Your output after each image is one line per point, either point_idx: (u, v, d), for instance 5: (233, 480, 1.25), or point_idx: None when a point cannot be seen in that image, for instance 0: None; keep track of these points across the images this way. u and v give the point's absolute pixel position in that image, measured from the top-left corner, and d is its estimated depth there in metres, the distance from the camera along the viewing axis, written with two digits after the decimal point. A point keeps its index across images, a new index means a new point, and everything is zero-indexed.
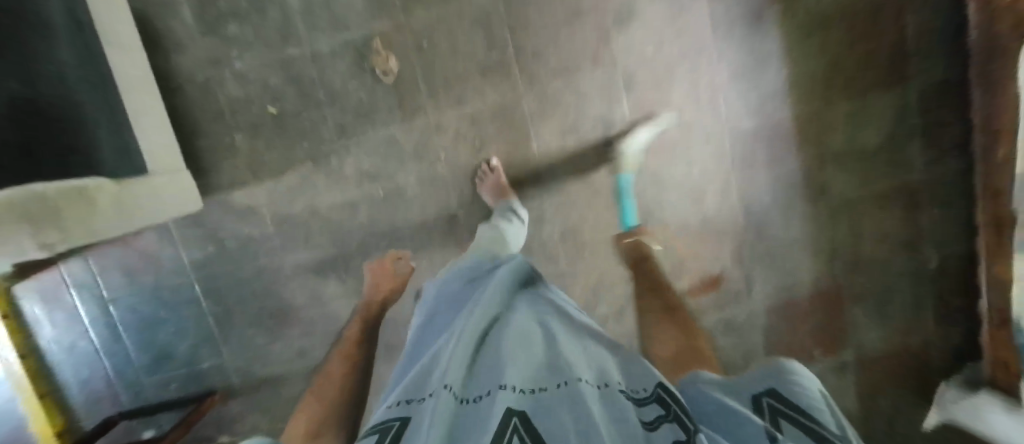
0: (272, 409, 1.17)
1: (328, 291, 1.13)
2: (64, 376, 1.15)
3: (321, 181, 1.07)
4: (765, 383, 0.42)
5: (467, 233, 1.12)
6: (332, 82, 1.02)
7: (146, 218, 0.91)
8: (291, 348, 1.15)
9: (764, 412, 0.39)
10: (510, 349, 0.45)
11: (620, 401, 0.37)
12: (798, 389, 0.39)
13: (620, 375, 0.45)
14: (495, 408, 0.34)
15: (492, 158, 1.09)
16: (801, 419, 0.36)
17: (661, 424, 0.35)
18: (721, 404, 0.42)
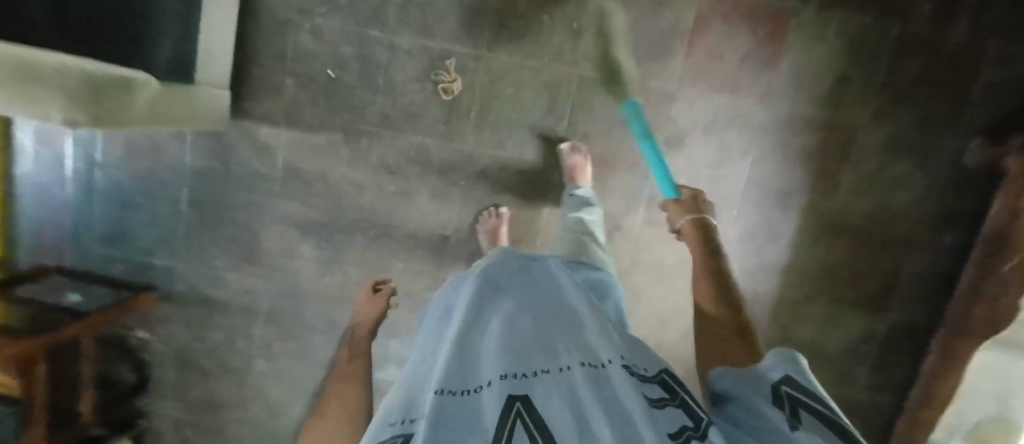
0: (200, 330, 1.18)
1: (301, 250, 1.14)
2: (24, 212, 1.12)
3: (343, 154, 1.09)
4: (777, 370, 0.40)
5: (450, 259, 1.16)
6: (396, 75, 1.05)
7: (178, 127, 0.91)
8: (243, 285, 1.15)
9: (780, 401, 0.36)
10: (502, 333, 0.39)
11: (624, 380, 0.33)
12: (806, 378, 0.38)
13: (621, 346, 0.40)
14: (493, 401, 0.30)
15: (503, 206, 1.12)
16: (818, 410, 0.34)
17: (665, 406, 0.32)
18: (737, 393, 0.39)
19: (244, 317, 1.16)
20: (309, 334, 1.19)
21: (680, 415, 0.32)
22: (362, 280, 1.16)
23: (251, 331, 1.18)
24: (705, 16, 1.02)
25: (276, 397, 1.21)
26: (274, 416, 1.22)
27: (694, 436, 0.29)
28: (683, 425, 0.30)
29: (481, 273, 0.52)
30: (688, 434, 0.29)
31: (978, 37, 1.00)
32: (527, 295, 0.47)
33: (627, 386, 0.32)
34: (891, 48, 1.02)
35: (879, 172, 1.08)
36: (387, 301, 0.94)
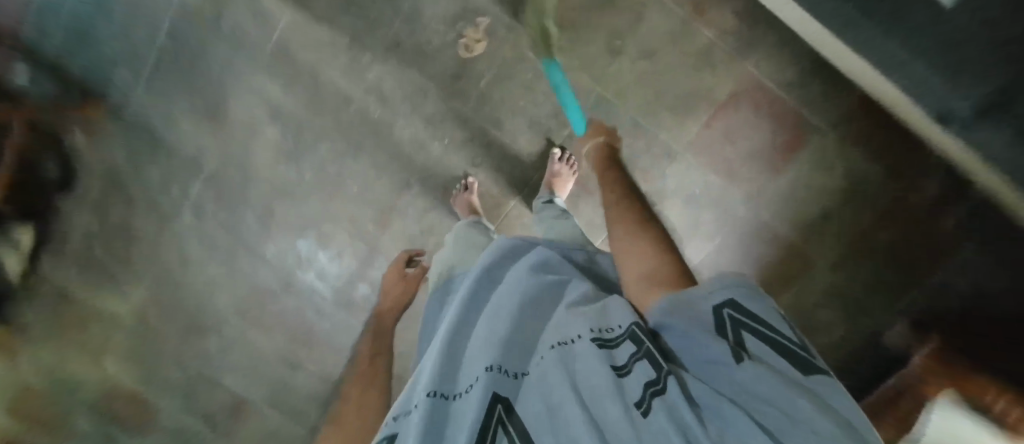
0: (138, 160, 1.15)
1: (265, 131, 1.11)
2: None
3: (341, 59, 1.05)
4: (718, 290, 0.38)
5: (403, 205, 1.16)
6: (424, 8, 1.00)
7: None
8: (196, 138, 1.12)
9: (726, 329, 0.36)
10: (491, 324, 0.44)
11: (591, 353, 0.36)
12: (752, 298, 0.38)
13: (596, 312, 0.43)
14: (474, 402, 0.36)
15: (470, 179, 1.10)
16: (768, 339, 0.34)
17: (632, 364, 0.35)
18: (680, 317, 0.38)
19: (187, 168, 1.15)
20: (245, 211, 1.18)
21: (645, 367, 0.34)
22: (313, 186, 1.15)
23: (190, 183, 1.16)
24: (738, 96, 1.01)
25: (192, 253, 1.22)
26: (183, 268, 1.23)
27: (656, 391, 0.32)
28: (645, 381, 0.33)
29: (479, 268, 0.57)
30: (651, 390, 0.32)
31: (958, 235, 1.03)
32: (516, 279, 0.51)
33: (591, 359, 0.36)
34: (880, 207, 1.03)
35: (812, 308, 1.13)
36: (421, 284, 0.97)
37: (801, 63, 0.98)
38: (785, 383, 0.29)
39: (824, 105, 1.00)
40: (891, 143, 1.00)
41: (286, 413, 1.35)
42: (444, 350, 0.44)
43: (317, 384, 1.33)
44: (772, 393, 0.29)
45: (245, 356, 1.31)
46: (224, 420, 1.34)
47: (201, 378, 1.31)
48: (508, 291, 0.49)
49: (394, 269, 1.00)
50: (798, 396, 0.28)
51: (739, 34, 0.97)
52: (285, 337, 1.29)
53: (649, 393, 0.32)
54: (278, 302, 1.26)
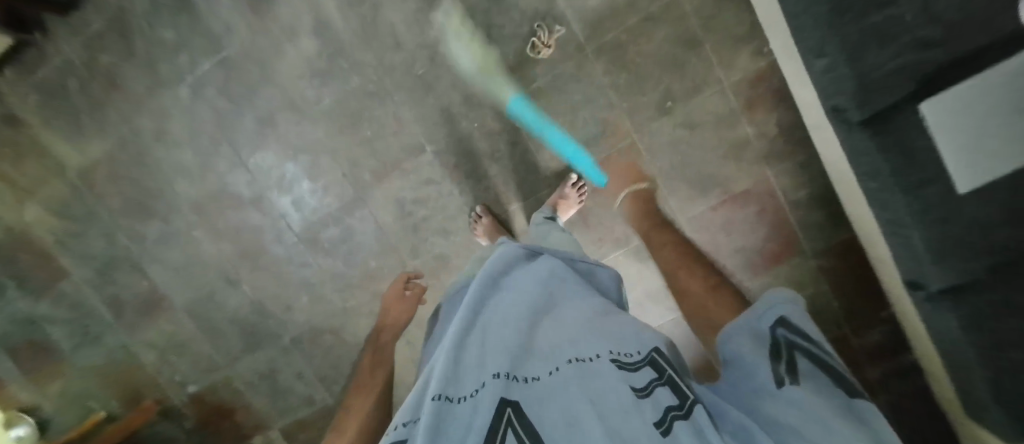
0: (161, 16, 1.09)
1: (302, 40, 1.07)
2: None
3: (408, 5, 1.02)
4: (769, 314, 0.48)
5: (407, 167, 1.13)
6: None
7: None
8: (229, 18, 1.07)
9: (782, 347, 0.45)
10: (503, 331, 0.47)
11: (612, 372, 0.40)
12: (802, 319, 0.47)
13: (611, 333, 0.47)
14: (486, 403, 0.37)
15: (479, 206, 1.13)
16: (812, 356, 0.44)
17: (651, 388, 0.40)
18: (736, 341, 0.48)
19: (207, 43, 1.09)
20: (245, 108, 1.12)
21: (665, 392, 0.40)
22: (326, 113, 1.11)
23: (203, 58, 1.10)
24: (750, 194, 1.07)
25: (173, 127, 1.15)
26: (156, 138, 1.16)
27: (677, 416, 0.37)
28: (668, 406, 0.38)
29: (484, 273, 0.58)
30: (671, 414, 0.37)
31: (881, 386, 1.11)
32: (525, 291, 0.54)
33: (615, 379, 0.39)
34: (823, 336, 1.13)
35: None
36: (415, 307, 0.96)
37: (814, 190, 1.04)
38: (817, 405, 0.38)
39: (818, 233, 1.07)
40: (855, 285, 1.09)
41: (199, 322, 1.27)
42: (449, 350, 0.45)
43: (243, 306, 1.25)
44: (800, 407, 0.38)
45: (181, 250, 1.23)
46: (135, 310, 1.28)
47: (128, 257, 1.24)
48: (520, 302, 0.51)
49: (393, 290, 0.99)
50: (828, 412, 0.37)
51: (774, 142, 1.02)
52: (231, 247, 1.21)
53: (670, 415, 0.37)
54: (239, 210, 1.19)
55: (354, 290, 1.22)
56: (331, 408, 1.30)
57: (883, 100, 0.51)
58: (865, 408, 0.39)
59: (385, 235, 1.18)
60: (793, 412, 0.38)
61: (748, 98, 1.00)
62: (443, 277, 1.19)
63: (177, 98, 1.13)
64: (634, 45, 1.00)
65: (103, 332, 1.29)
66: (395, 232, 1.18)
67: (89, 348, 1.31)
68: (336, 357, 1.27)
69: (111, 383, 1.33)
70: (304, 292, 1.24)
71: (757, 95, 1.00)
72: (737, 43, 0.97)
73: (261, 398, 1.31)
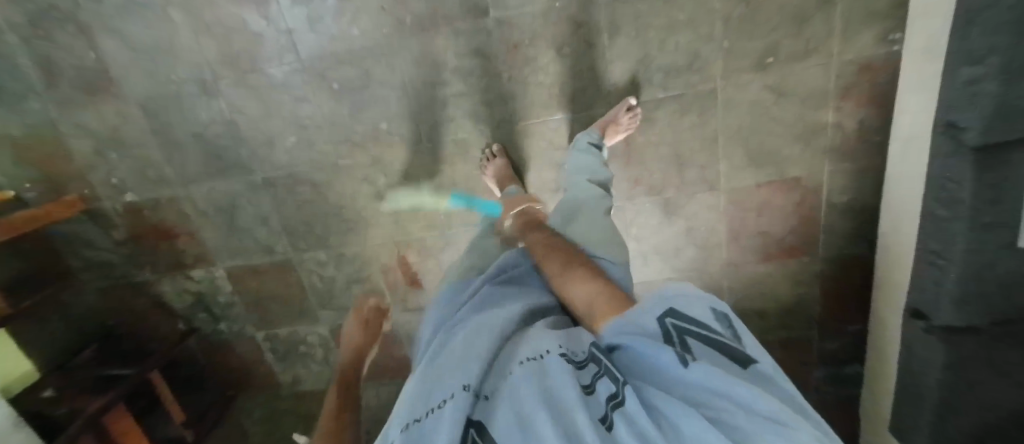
0: None
1: None
2: None
3: None
4: (658, 305, 0.43)
5: (459, 26, 0.95)
6: None
7: None
8: None
9: (671, 334, 0.40)
10: (467, 347, 0.47)
11: (557, 366, 0.40)
12: (691, 303, 0.42)
13: (562, 334, 0.48)
14: (445, 417, 0.36)
15: (494, 143, 1.05)
16: (715, 337, 0.39)
17: (595, 383, 0.39)
18: (631, 327, 0.43)
19: None
20: None
21: (607, 384, 0.38)
22: None
23: None
24: (798, 184, 1.03)
25: None
26: None
27: (617, 404, 0.36)
28: (605, 397, 0.37)
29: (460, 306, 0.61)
30: (611, 404, 0.36)
31: (818, 379, 1.24)
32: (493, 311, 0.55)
33: (552, 378, 0.39)
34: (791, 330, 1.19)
35: None
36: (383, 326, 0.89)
37: (857, 199, 1.03)
38: (732, 390, 0.33)
39: (839, 241, 1.07)
40: (846, 296, 1.13)
41: (154, 125, 1.06)
42: (420, 376, 0.45)
43: (215, 123, 1.05)
44: (725, 392, 0.33)
45: (148, 29, 0.98)
46: (72, 85, 1.03)
47: (74, 13, 0.97)
48: (476, 325, 0.51)
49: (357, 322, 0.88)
50: (744, 390, 0.32)
51: (848, 139, 0.97)
52: (215, 48, 0.98)
53: (610, 409, 0.35)
54: (236, 5, 0.95)
55: (353, 148, 1.07)
56: (291, 264, 1.19)
57: None
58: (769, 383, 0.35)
59: (408, 97, 1.01)
60: (707, 397, 0.33)
61: (848, 84, 0.92)
62: (458, 165, 1.07)
63: None
64: None
65: (25, 96, 1.04)
66: (420, 98, 1.01)
67: (5, 110, 1.06)
68: (311, 214, 1.13)
69: (26, 159, 1.10)
70: (293, 132, 1.06)
71: (858, 84, 0.92)
72: (871, 18, 0.86)
73: (211, 232, 1.16)
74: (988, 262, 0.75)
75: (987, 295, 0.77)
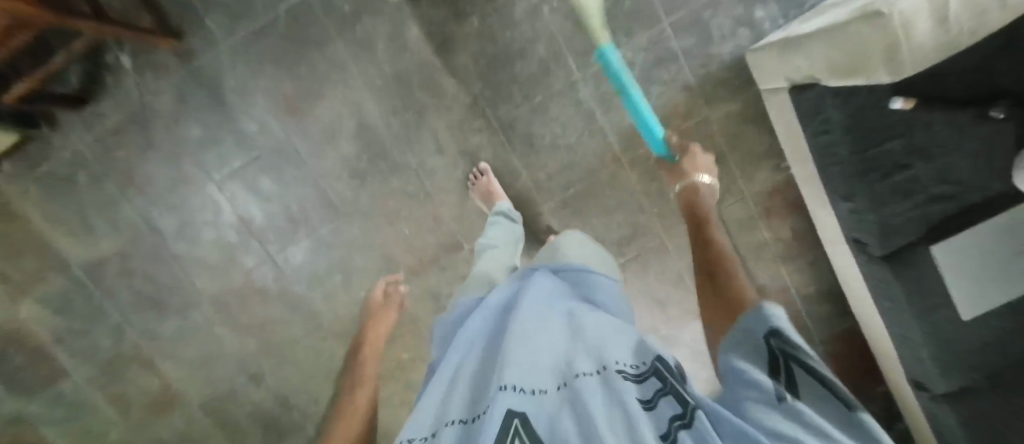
0: (186, 111, 1.03)
1: (342, 144, 1.06)
2: None
3: (453, 114, 1.05)
4: (763, 326, 0.41)
5: (443, 264, 1.14)
6: (551, 106, 1.04)
7: None
8: (259, 118, 1.04)
9: (776, 363, 0.38)
10: (515, 345, 0.45)
11: (623, 382, 0.39)
12: (790, 329, 0.40)
13: (615, 344, 0.46)
14: (498, 404, 0.37)
15: None
16: (818, 372, 0.37)
17: (656, 400, 0.38)
18: (731, 367, 0.41)
19: (239, 143, 1.05)
20: (276, 205, 1.10)
21: (671, 404, 0.38)
22: (363, 211, 1.11)
23: (233, 154, 1.06)
24: (767, 290, 1.16)
25: (195, 224, 1.11)
26: (177, 235, 1.11)
27: (681, 426, 0.35)
28: (670, 418, 0.36)
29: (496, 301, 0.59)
30: (676, 425, 0.35)
31: None
32: (549, 314, 0.53)
33: (618, 391, 0.37)
34: None
35: None
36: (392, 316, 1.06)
37: (823, 286, 1.15)
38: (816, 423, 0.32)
39: (825, 323, 1.17)
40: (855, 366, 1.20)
41: (215, 419, 1.22)
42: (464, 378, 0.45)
43: (265, 400, 1.21)
44: (813, 425, 0.32)
45: (199, 346, 1.18)
46: (143, 408, 1.21)
47: (140, 355, 1.18)
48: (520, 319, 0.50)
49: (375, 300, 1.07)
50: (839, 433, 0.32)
51: (789, 244, 1.12)
52: (255, 342, 1.18)
53: (673, 427, 0.35)
54: (266, 304, 1.16)
55: (384, 381, 1.21)
56: None
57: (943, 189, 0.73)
58: (866, 422, 0.32)
59: (420, 329, 1.18)
60: (795, 426, 0.32)
61: (767, 206, 1.10)
62: None
63: (203, 197, 1.09)
64: None
65: (107, 432, 1.22)
66: (428, 325, 1.18)
67: None
68: None
69: None
70: (331, 384, 1.21)
71: (775, 205, 1.09)
72: (759, 159, 1.06)
73: None
74: (948, 336, 0.86)
75: (966, 360, 0.85)
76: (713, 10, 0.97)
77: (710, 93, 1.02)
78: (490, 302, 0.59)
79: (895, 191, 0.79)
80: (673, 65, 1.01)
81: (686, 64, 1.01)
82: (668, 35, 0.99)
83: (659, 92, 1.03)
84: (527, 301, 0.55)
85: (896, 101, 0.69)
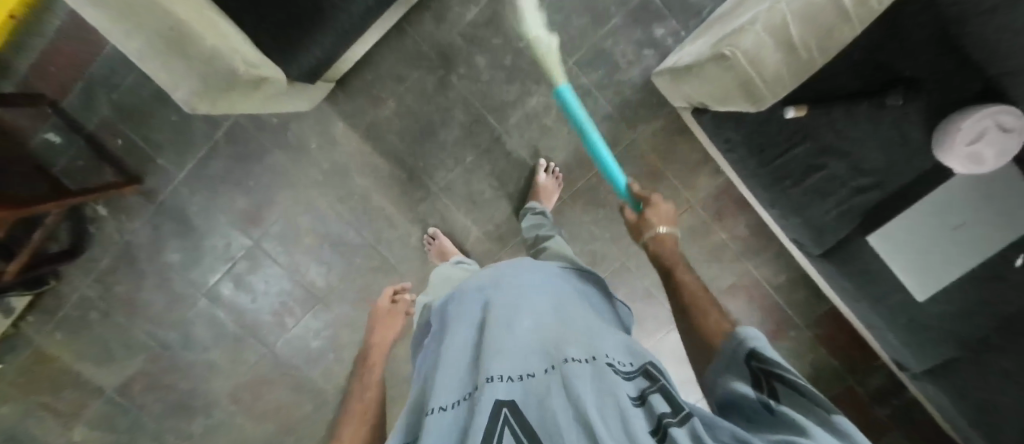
0: (163, 237, 1.14)
1: (303, 237, 1.14)
2: (67, 47, 1.02)
3: (394, 189, 1.11)
4: (742, 350, 0.41)
5: None
6: (483, 162, 1.08)
7: (287, 105, 0.87)
8: (226, 231, 1.13)
9: (759, 381, 0.37)
10: (502, 340, 0.47)
11: (612, 375, 0.40)
12: (766, 346, 0.40)
13: (614, 346, 0.48)
14: (485, 395, 0.38)
15: None
16: (798, 382, 0.35)
17: (645, 396, 0.38)
18: (726, 396, 0.39)
19: (215, 257, 1.15)
20: (260, 302, 1.20)
21: (659, 400, 0.37)
22: (338, 292, 1.19)
23: (212, 266, 1.16)
24: (740, 287, 1.15)
25: (196, 332, 1.22)
26: (184, 345, 1.23)
27: (670, 422, 0.33)
28: (662, 415, 0.34)
29: (491, 283, 0.61)
30: (664, 420, 0.33)
31: (890, 421, 1.19)
32: (540, 311, 0.53)
33: (610, 387, 0.38)
34: (831, 394, 1.20)
35: None
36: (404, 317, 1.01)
37: (793, 272, 1.14)
38: (808, 426, 0.29)
39: (805, 308, 1.16)
40: (849, 343, 1.18)
41: None
42: (458, 366, 0.48)
43: None
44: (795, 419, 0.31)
45: (226, 436, 1.30)
46: None
47: None
48: (512, 310, 0.52)
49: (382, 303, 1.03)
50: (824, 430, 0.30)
51: (749, 240, 1.12)
52: (275, 424, 1.29)
53: (663, 421, 0.33)
54: (274, 389, 1.26)
55: None
56: None
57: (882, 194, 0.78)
58: (845, 424, 0.30)
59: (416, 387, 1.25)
60: (778, 428, 0.31)
61: (717, 209, 1.10)
62: None
63: (196, 308, 1.20)
64: (604, 186, 1.09)
65: None
66: None
67: None
68: None
69: None
70: None
71: (724, 206, 1.09)
72: (695, 167, 1.07)
73: None
74: (909, 319, 0.85)
75: (927, 337, 0.85)
76: (611, 40, 1.00)
77: (631, 117, 1.04)
78: (486, 288, 0.61)
79: (814, 194, 0.81)
80: (589, 99, 1.03)
81: (600, 95, 1.03)
82: (575, 73, 1.02)
83: None
84: (516, 294, 0.56)
85: (788, 111, 0.74)
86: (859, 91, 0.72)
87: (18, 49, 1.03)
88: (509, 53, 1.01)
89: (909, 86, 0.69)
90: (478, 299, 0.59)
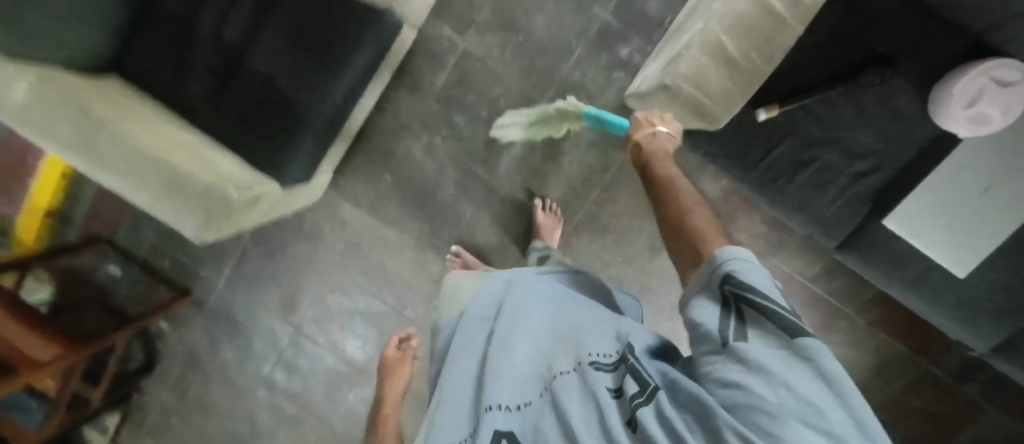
0: (217, 339, 1.26)
1: (335, 315, 1.21)
2: (109, 195, 1.18)
3: (407, 255, 1.16)
4: (717, 273, 0.34)
5: None
6: (483, 212, 1.11)
7: (290, 206, 0.96)
8: (268, 322, 1.23)
9: (728, 306, 0.32)
10: (494, 362, 0.45)
11: (596, 374, 0.36)
12: (750, 269, 0.33)
13: (602, 333, 0.43)
14: (483, 429, 0.38)
15: None
16: (770, 308, 0.29)
17: (624, 380, 0.35)
18: (692, 320, 0.34)
19: (262, 348, 1.25)
20: (308, 382, 1.27)
21: (635, 379, 0.33)
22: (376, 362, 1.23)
23: (263, 355, 1.26)
24: None
25: (259, 421, 1.30)
26: (251, 435, 1.31)
27: (642, 402, 0.31)
28: (633, 397, 0.32)
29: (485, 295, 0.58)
30: (637, 401, 0.31)
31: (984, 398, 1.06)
32: (531, 313, 0.50)
33: (590, 384, 0.35)
34: (906, 380, 1.09)
35: None
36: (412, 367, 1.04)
37: (827, 259, 1.07)
38: (764, 363, 0.26)
39: (851, 293, 1.08)
40: (914, 323, 1.07)
41: None
42: (460, 395, 0.47)
43: None
44: (758, 360, 0.26)
45: None
46: None
47: None
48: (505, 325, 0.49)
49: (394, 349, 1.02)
50: (784, 363, 0.25)
51: (769, 236, 1.06)
52: None
53: (638, 404, 0.31)
54: None
55: None
56: None
57: (888, 171, 0.74)
58: (810, 349, 0.25)
59: None
60: (741, 369, 0.27)
61: (727, 211, 1.06)
62: None
63: (255, 397, 1.29)
64: (606, 213, 1.08)
65: None
66: None
67: None
68: None
69: None
70: None
71: (733, 207, 1.06)
72: (693, 175, 1.05)
73: None
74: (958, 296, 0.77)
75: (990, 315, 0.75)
76: (578, 73, 1.01)
77: (615, 140, 1.04)
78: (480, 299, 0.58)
79: (811, 190, 0.76)
80: (571, 132, 1.04)
81: (580, 126, 1.04)
82: (551, 111, 1.04)
83: (570, 159, 1.06)
84: (508, 304, 0.52)
85: (760, 115, 0.70)
86: (832, 77, 0.69)
87: (66, 220, 1.19)
88: (484, 107, 1.05)
89: (887, 65, 0.67)
90: (471, 310, 0.57)
